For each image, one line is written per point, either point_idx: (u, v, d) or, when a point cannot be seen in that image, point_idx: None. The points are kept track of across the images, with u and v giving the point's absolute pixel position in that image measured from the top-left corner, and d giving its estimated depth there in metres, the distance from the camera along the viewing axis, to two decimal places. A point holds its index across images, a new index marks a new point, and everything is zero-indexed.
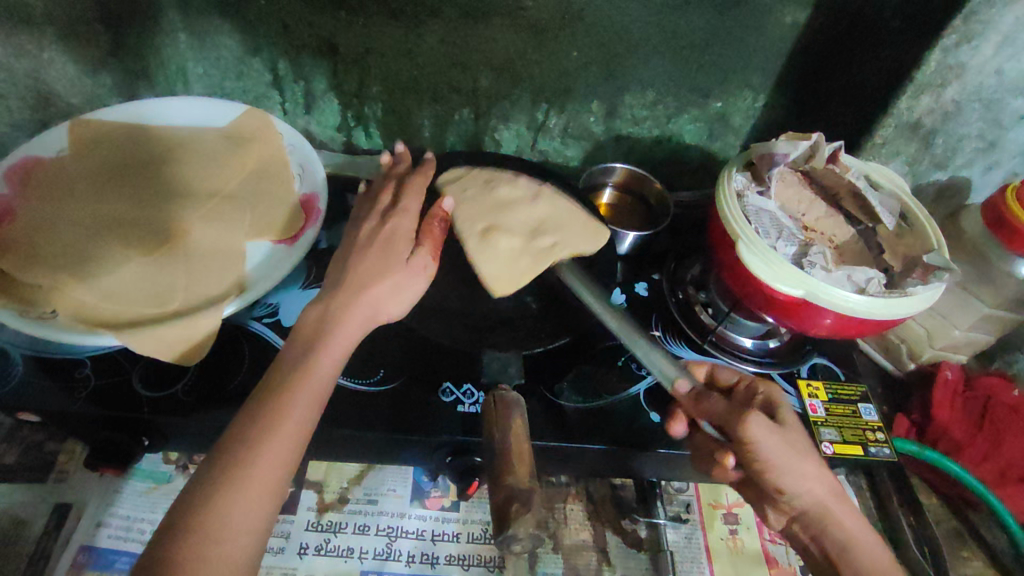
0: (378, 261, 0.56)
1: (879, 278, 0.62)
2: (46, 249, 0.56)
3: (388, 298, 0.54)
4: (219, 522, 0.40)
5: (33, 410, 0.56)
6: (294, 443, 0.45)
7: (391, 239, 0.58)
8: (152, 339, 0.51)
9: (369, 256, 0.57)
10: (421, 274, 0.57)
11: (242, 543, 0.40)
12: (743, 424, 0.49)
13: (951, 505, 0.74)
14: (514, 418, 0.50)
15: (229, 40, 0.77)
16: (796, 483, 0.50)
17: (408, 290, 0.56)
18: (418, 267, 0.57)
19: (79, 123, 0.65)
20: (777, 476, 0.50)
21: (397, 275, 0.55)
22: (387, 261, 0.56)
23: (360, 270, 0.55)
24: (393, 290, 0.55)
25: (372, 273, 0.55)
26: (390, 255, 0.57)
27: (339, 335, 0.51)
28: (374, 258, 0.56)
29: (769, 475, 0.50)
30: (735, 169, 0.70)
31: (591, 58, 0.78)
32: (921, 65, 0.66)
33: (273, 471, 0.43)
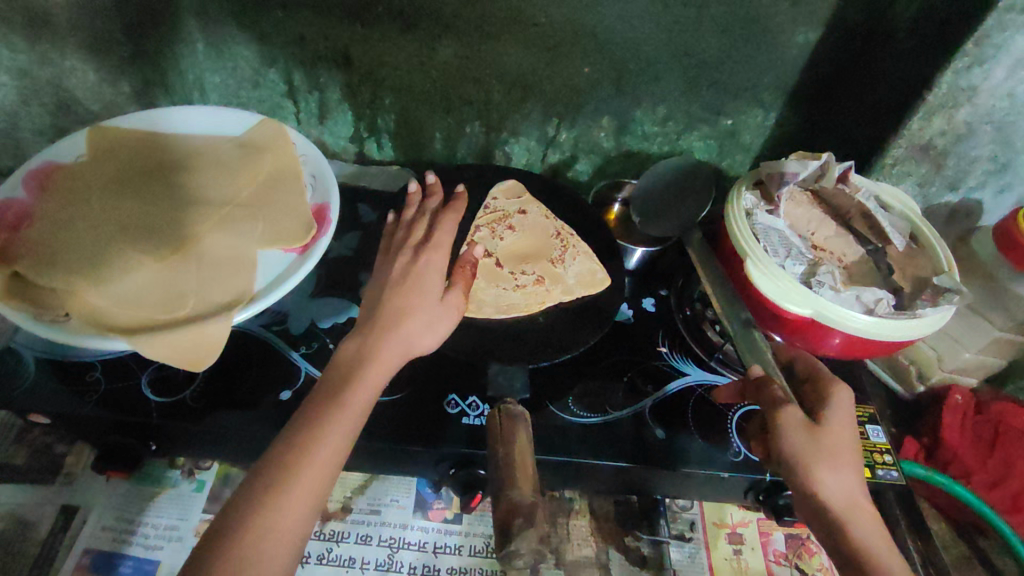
0: (415, 297, 0.56)
1: (889, 298, 0.61)
2: (62, 253, 0.57)
3: (422, 333, 0.55)
4: (264, 525, 0.42)
5: (43, 412, 0.56)
6: (341, 449, 0.47)
7: (419, 272, 0.59)
8: (162, 345, 0.52)
9: (411, 287, 0.57)
10: (455, 313, 0.57)
11: (284, 545, 0.42)
12: (838, 386, 0.54)
13: (960, 531, 0.74)
14: (518, 431, 0.50)
15: (246, 51, 0.78)
16: (851, 466, 0.50)
17: (438, 328, 0.56)
18: (451, 306, 0.57)
19: (98, 130, 0.67)
20: (843, 448, 0.50)
21: (427, 309, 0.56)
22: (420, 298, 0.56)
23: (396, 299, 0.56)
24: (423, 327, 0.55)
25: (403, 305, 0.56)
26: (424, 289, 0.57)
27: (369, 372, 0.52)
28: (411, 294, 0.57)
29: (837, 441, 0.50)
30: (744, 187, 0.70)
31: (603, 74, 0.79)
32: (933, 87, 0.66)
33: (317, 481, 0.45)
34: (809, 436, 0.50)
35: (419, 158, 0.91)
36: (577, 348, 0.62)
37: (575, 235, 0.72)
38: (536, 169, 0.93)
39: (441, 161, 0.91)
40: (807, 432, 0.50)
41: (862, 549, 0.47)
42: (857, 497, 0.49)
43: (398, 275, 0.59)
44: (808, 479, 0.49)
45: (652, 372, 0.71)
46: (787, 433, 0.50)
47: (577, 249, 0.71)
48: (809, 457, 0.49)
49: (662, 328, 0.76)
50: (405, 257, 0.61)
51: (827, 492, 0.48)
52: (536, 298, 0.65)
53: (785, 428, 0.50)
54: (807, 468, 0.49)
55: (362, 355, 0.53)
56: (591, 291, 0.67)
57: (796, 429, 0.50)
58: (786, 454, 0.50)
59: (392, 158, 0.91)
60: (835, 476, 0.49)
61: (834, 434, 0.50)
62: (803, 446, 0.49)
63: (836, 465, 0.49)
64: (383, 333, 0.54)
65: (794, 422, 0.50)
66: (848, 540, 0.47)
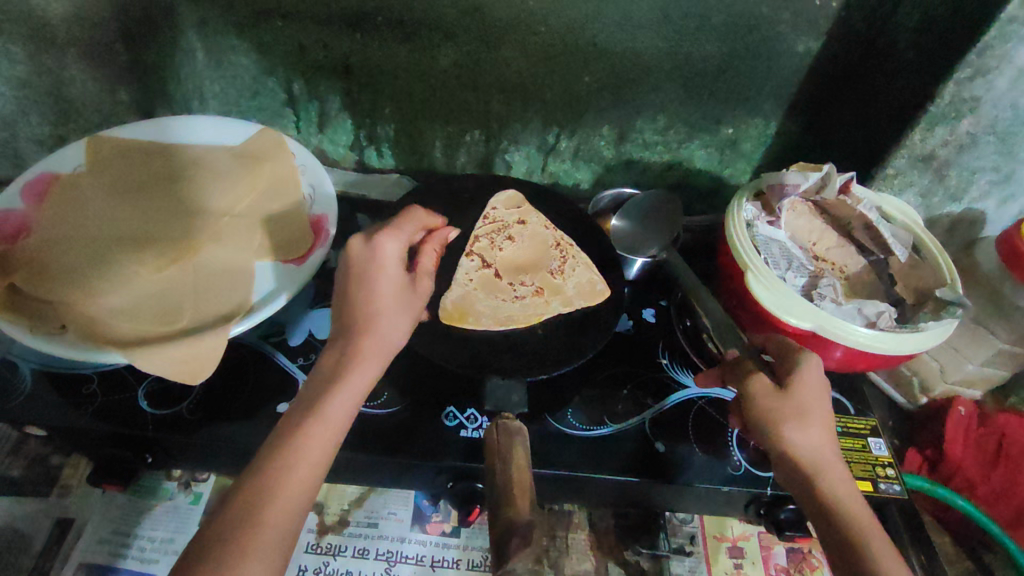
0: (387, 296, 0.54)
1: (890, 311, 0.61)
2: (59, 265, 0.57)
3: (399, 324, 0.53)
4: (260, 513, 0.42)
5: (40, 424, 0.56)
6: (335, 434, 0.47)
7: (374, 268, 0.54)
8: (157, 359, 0.51)
9: (378, 282, 0.54)
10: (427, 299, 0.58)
11: (283, 530, 0.42)
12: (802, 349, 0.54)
13: (964, 545, 0.73)
14: (515, 447, 0.49)
15: (245, 60, 0.77)
16: (817, 423, 0.51)
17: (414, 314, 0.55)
18: (423, 291, 0.57)
19: (96, 140, 0.67)
20: (808, 406, 0.51)
21: (400, 303, 0.54)
22: (391, 291, 0.54)
23: (362, 300, 0.53)
24: (399, 318, 0.53)
25: (370, 301, 0.53)
26: (389, 282, 0.54)
27: (353, 376, 0.49)
28: (379, 289, 0.54)
29: (801, 399, 0.51)
30: (745, 198, 0.70)
31: (603, 83, 0.79)
32: (935, 98, 0.66)
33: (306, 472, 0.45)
34: (773, 397, 0.52)
35: (419, 166, 0.90)
36: (578, 360, 0.61)
37: (574, 245, 0.72)
38: (536, 177, 0.92)
39: (441, 170, 0.91)
40: (771, 392, 0.52)
41: (827, 500, 0.48)
42: (824, 453, 0.50)
43: (355, 265, 0.55)
44: (773, 436, 0.50)
45: (651, 384, 0.70)
46: (753, 395, 0.52)
47: (576, 260, 0.70)
48: (776, 417, 0.50)
49: (661, 339, 0.75)
50: (360, 242, 0.56)
51: (793, 448, 0.50)
52: (536, 309, 0.65)
53: (751, 391, 0.53)
54: (773, 430, 0.50)
55: (345, 361, 0.50)
56: (590, 302, 0.66)
57: (761, 391, 0.52)
58: (752, 415, 0.52)
59: (392, 166, 0.91)
60: (800, 432, 0.50)
61: (801, 394, 0.51)
62: (768, 405, 0.51)
63: (800, 421, 0.50)
64: (360, 339, 0.51)
65: (759, 385, 0.52)
66: (814, 494, 0.48)
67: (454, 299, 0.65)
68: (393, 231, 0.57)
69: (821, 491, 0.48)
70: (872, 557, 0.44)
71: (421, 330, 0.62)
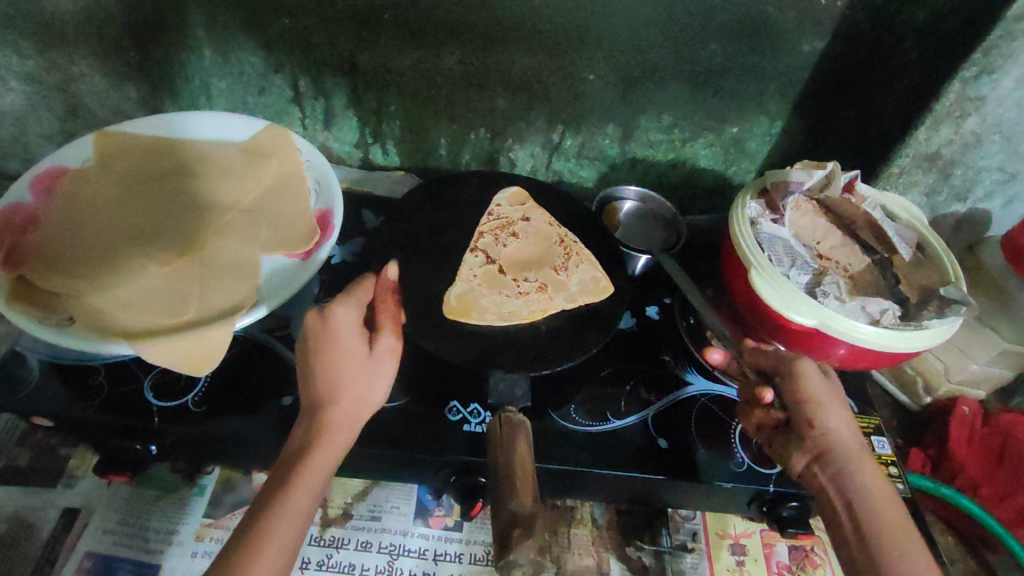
0: (347, 373, 0.52)
1: (894, 309, 0.61)
2: (67, 257, 0.57)
3: (364, 395, 0.52)
4: (268, 534, 0.46)
5: (48, 414, 0.57)
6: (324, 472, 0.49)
7: (331, 346, 0.53)
8: (163, 350, 0.52)
9: (336, 358, 0.52)
10: (390, 358, 0.54)
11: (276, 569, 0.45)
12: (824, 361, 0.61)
13: (967, 545, 0.73)
14: (519, 441, 0.49)
15: (253, 57, 0.78)
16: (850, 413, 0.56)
17: (378, 384, 0.53)
18: (384, 353, 0.54)
19: (105, 135, 0.67)
20: (844, 396, 0.56)
21: (361, 375, 0.52)
22: (350, 365, 0.52)
23: (324, 377, 0.52)
24: (363, 390, 0.52)
25: (333, 374, 0.52)
26: (347, 356, 0.53)
27: (320, 451, 0.49)
28: (338, 365, 0.52)
29: (840, 389, 0.57)
30: (749, 196, 0.70)
31: (608, 81, 0.79)
32: (941, 97, 0.67)
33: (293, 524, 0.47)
34: (822, 381, 0.56)
35: (423, 164, 0.91)
36: (579, 356, 0.61)
37: (578, 243, 0.72)
38: (540, 175, 0.93)
39: (445, 167, 0.91)
40: (822, 377, 0.56)
41: (861, 480, 0.52)
42: (856, 440, 0.55)
43: (314, 343, 0.53)
44: (822, 416, 0.54)
45: (654, 381, 0.70)
46: (807, 376, 0.55)
47: (580, 257, 0.70)
48: (821, 399, 0.55)
49: (664, 337, 0.75)
50: (315, 317, 0.54)
51: (835, 430, 0.54)
52: (538, 305, 0.65)
53: (805, 371, 0.55)
54: (819, 409, 0.55)
55: (317, 430, 0.50)
56: (593, 299, 0.67)
57: (814, 373, 0.56)
58: (803, 394, 0.55)
59: (397, 164, 0.91)
60: (842, 417, 0.55)
61: (834, 389, 0.57)
62: (819, 388, 0.55)
63: (842, 408, 0.55)
64: (325, 412, 0.51)
65: (811, 368, 0.56)
66: (851, 474, 0.52)
67: (457, 293, 0.65)
68: (347, 299, 0.55)
69: (857, 472, 0.53)
70: (902, 533, 0.50)
71: (426, 324, 0.63)
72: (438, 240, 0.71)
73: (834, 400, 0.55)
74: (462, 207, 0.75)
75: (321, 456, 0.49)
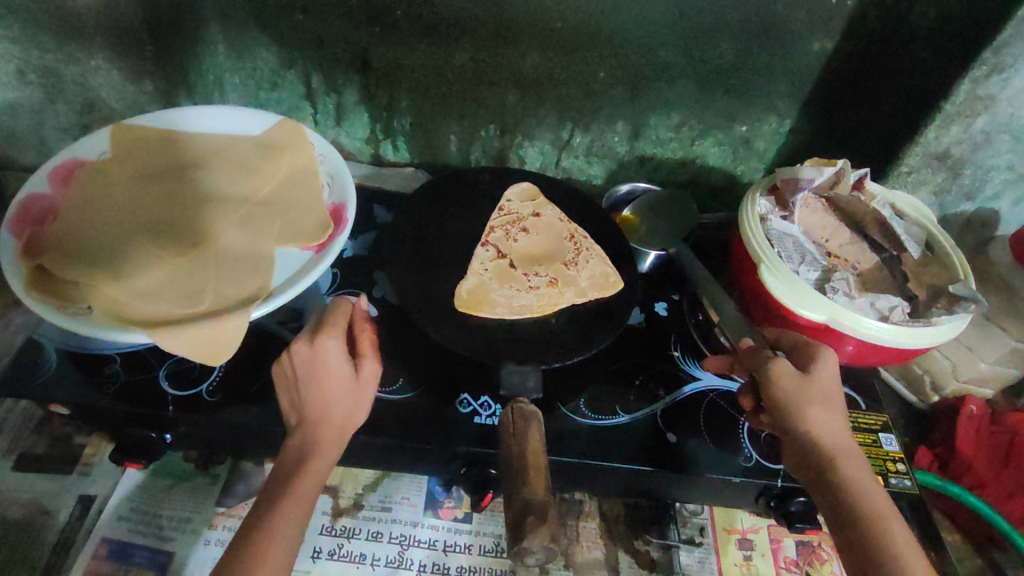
0: (333, 395, 0.53)
1: (904, 306, 0.61)
2: (84, 247, 0.58)
3: (349, 414, 0.53)
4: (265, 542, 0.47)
5: (65, 402, 0.57)
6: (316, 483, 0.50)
7: (320, 374, 0.53)
8: (179, 339, 0.53)
9: (322, 384, 0.53)
10: (373, 382, 0.55)
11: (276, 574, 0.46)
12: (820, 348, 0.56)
13: (974, 542, 0.73)
14: (532, 431, 0.50)
15: (266, 53, 0.79)
16: (834, 408, 0.53)
17: (363, 403, 0.54)
18: (368, 378, 0.55)
19: (121, 128, 0.68)
20: (828, 392, 0.53)
21: (348, 399, 0.53)
22: (337, 390, 0.53)
23: (313, 401, 0.53)
24: (349, 410, 0.53)
25: (317, 391, 0.53)
26: (334, 379, 0.53)
27: (312, 462, 0.51)
28: (327, 389, 0.53)
29: (822, 384, 0.53)
30: (759, 193, 0.70)
31: (619, 79, 0.79)
32: (951, 95, 0.67)
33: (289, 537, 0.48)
34: (796, 382, 0.53)
35: (433, 160, 0.91)
36: (589, 349, 0.62)
37: (589, 238, 0.72)
38: (549, 172, 0.93)
39: (455, 163, 0.92)
40: (795, 377, 0.53)
41: (844, 483, 0.50)
42: (839, 438, 0.53)
43: (303, 371, 0.54)
44: (796, 420, 0.52)
45: (663, 376, 0.71)
46: (778, 379, 0.53)
47: (590, 252, 0.71)
48: (797, 401, 0.52)
49: (673, 332, 0.76)
50: (302, 346, 0.54)
51: (814, 432, 0.52)
52: (549, 299, 0.66)
53: (775, 374, 0.53)
54: (794, 412, 0.52)
55: (309, 445, 0.52)
56: (603, 294, 0.67)
57: (786, 376, 0.53)
58: (776, 400, 0.53)
59: (407, 160, 0.92)
60: (822, 416, 0.52)
61: (821, 383, 0.54)
62: (793, 391, 0.53)
63: (821, 406, 0.52)
64: (316, 428, 0.52)
65: (783, 369, 0.53)
66: (832, 477, 0.51)
67: (469, 287, 0.66)
68: (331, 328, 0.55)
69: (839, 473, 0.51)
70: (885, 537, 0.48)
71: (437, 317, 0.63)
72: (449, 234, 0.71)
73: (813, 400, 0.52)
74: (472, 202, 0.75)
75: (312, 468, 0.50)
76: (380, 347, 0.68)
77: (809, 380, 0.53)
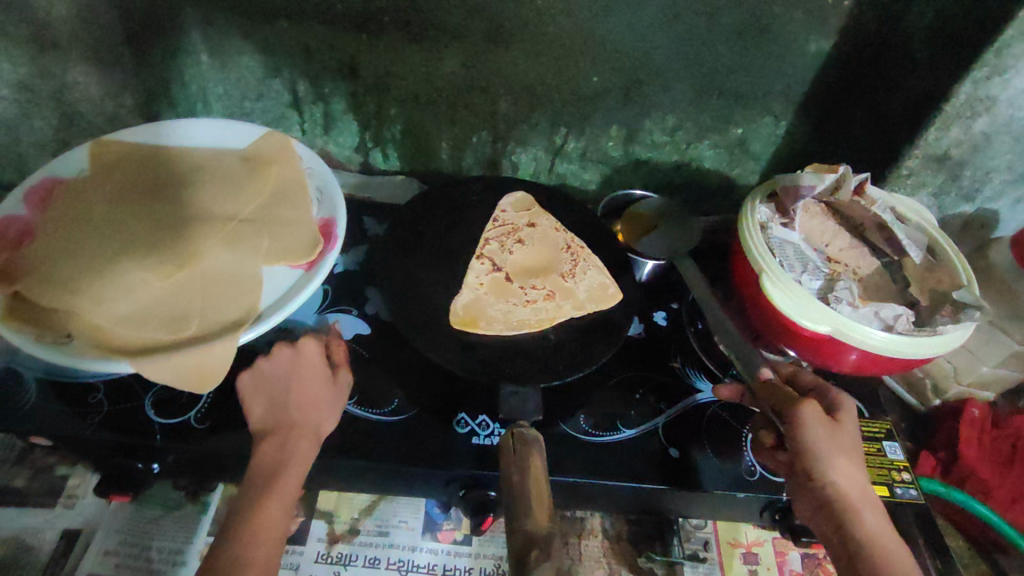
0: (314, 392, 0.55)
1: (908, 314, 0.60)
2: (61, 271, 0.55)
3: (324, 414, 0.54)
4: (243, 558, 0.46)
5: (46, 434, 0.56)
6: (288, 497, 0.50)
7: (301, 370, 0.56)
8: (164, 368, 0.51)
9: (302, 388, 0.54)
10: (348, 389, 0.57)
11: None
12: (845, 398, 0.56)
13: (978, 548, 0.72)
14: (533, 456, 0.49)
15: (250, 61, 0.77)
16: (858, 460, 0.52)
17: (336, 408, 0.55)
18: (343, 384, 0.57)
19: (100, 144, 0.66)
20: (854, 442, 0.53)
21: (324, 397, 0.55)
22: (317, 390, 0.55)
23: (292, 399, 0.54)
24: (325, 409, 0.54)
25: (294, 390, 0.54)
26: (312, 377, 0.55)
27: (287, 476, 0.50)
28: (305, 386, 0.55)
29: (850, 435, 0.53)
30: (758, 201, 0.69)
31: (612, 83, 0.78)
32: (951, 97, 0.65)
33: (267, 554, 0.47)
34: (825, 430, 0.52)
35: (424, 168, 0.89)
36: (589, 366, 0.60)
37: (586, 248, 0.71)
38: (543, 179, 0.91)
39: (447, 171, 0.90)
40: (824, 424, 0.52)
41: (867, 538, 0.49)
42: (863, 492, 0.52)
43: (283, 372, 0.55)
44: (823, 469, 0.51)
45: (664, 389, 0.69)
46: (806, 424, 0.52)
47: (586, 262, 0.69)
48: (827, 447, 0.51)
49: (674, 343, 0.75)
50: (284, 347, 0.57)
51: (842, 483, 0.51)
52: (547, 314, 0.64)
53: (805, 420, 0.52)
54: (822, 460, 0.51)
55: (282, 452, 0.51)
56: (603, 306, 0.65)
57: (816, 422, 0.52)
58: (804, 446, 0.51)
59: (398, 168, 0.90)
60: (847, 468, 0.51)
61: (847, 431, 0.53)
62: (824, 436, 0.52)
63: (848, 458, 0.51)
64: (291, 432, 0.52)
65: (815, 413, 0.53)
66: (856, 534, 0.49)
67: (465, 302, 0.64)
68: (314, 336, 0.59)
69: (863, 528, 0.49)
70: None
71: (432, 335, 0.61)
72: (441, 247, 0.69)
73: (841, 450, 0.52)
74: (465, 214, 0.73)
75: (286, 479, 0.50)
76: (375, 366, 0.66)
77: (839, 426, 0.53)
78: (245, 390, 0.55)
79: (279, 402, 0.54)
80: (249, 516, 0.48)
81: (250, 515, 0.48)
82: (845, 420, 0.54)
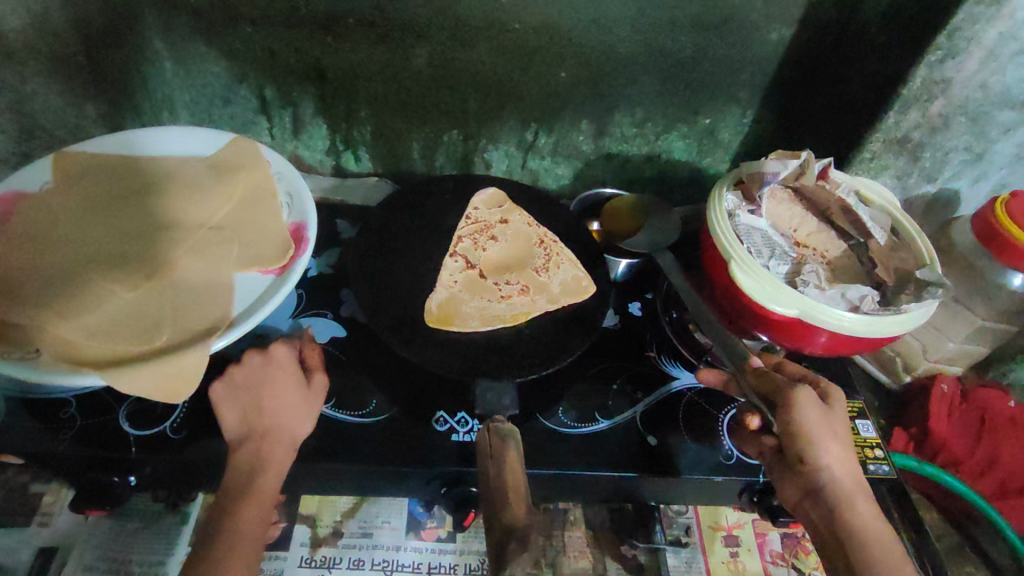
0: (286, 399, 0.54)
1: (873, 295, 0.61)
2: (26, 287, 0.55)
3: (297, 420, 0.54)
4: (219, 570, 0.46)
5: (18, 452, 0.55)
6: (266, 503, 0.50)
7: (274, 378, 0.55)
8: (137, 378, 0.50)
9: (272, 388, 0.55)
10: (320, 391, 0.57)
11: None
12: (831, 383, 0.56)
13: (950, 518, 0.74)
14: (509, 449, 0.50)
15: (215, 67, 0.76)
16: (849, 447, 0.53)
17: (308, 414, 0.55)
18: (318, 388, 0.57)
19: (62, 156, 0.65)
20: (842, 426, 0.53)
21: (298, 404, 0.55)
22: (289, 394, 0.55)
23: (268, 408, 0.54)
24: (298, 414, 0.54)
25: (268, 399, 0.54)
26: (285, 386, 0.55)
27: (261, 485, 0.50)
28: (278, 395, 0.54)
29: (841, 421, 0.53)
30: (725, 188, 0.70)
31: (579, 78, 0.78)
32: (907, 80, 0.67)
33: (242, 562, 0.47)
34: (817, 413, 0.52)
35: (397, 169, 0.89)
36: (565, 358, 0.61)
37: (558, 242, 0.71)
38: (516, 175, 0.91)
39: (419, 172, 0.90)
40: (817, 408, 0.52)
41: (854, 519, 0.50)
42: (854, 478, 0.52)
43: (256, 380, 0.55)
44: (816, 453, 0.51)
45: (641, 378, 0.70)
46: (800, 409, 0.52)
47: (560, 255, 0.70)
48: (817, 433, 0.51)
49: (650, 333, 0.76)
50: (255, 355, 0.56)
51: (832, 470, 0.51)
52: (521, 307, 0.65)
53: (800, 403, 0.52)
54: (813, 446, 0.51)
55: (260, 458, 0.51)
56: (577, 298, 0.66)
57: (809, 405, 0.52)
58: (797, 427, 0.52)
59: (370, 170, 0.89)
60: (836, 453, 0.52)
61: (838, 417, 0.53)
62: (813, 423, 0.52)
63: (839, 443, 0.52)
64: (265, 441, 0.52)
65: (809, 398, 0.52)
66: (844, 520, 0.50)
67: (439, 300, 0.64)
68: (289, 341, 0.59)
69: (851, 511, 0.50)
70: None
71: (405, 333, 0.61)
72: (413, 247, 0.69)
73: (830, 434, 0.52)
74: (436, 214, 0.73)
75: (262, 487, 0.50)
76: (353, 368, 0.66)
77: (830, 411, 0.53)
78: (217, 398, 0.54)
79: (254, 412, 0.53)
80: (228, 521, 0.48)
81: (227, 521, 0.48)
82: (835, 404, 0.54)
